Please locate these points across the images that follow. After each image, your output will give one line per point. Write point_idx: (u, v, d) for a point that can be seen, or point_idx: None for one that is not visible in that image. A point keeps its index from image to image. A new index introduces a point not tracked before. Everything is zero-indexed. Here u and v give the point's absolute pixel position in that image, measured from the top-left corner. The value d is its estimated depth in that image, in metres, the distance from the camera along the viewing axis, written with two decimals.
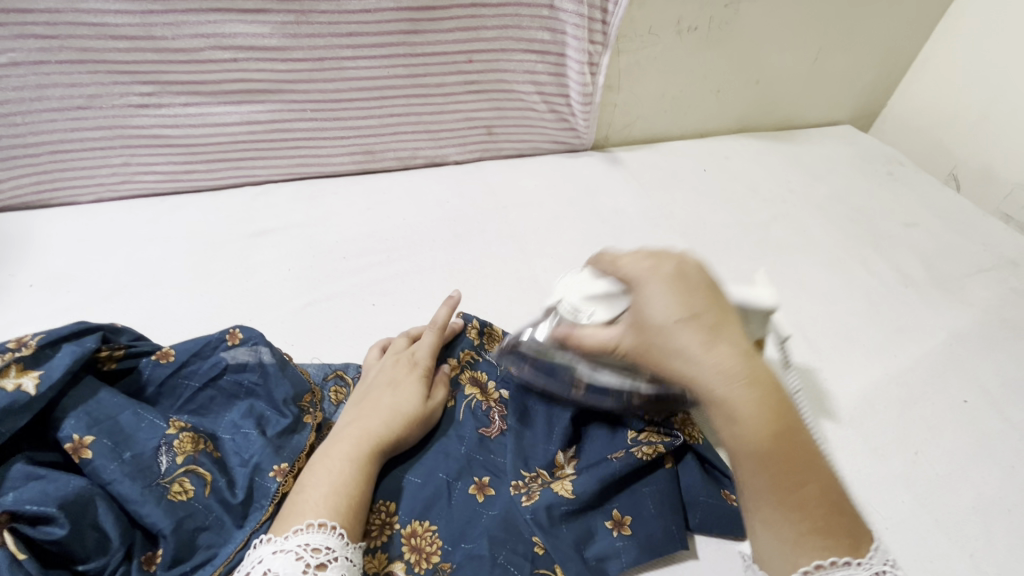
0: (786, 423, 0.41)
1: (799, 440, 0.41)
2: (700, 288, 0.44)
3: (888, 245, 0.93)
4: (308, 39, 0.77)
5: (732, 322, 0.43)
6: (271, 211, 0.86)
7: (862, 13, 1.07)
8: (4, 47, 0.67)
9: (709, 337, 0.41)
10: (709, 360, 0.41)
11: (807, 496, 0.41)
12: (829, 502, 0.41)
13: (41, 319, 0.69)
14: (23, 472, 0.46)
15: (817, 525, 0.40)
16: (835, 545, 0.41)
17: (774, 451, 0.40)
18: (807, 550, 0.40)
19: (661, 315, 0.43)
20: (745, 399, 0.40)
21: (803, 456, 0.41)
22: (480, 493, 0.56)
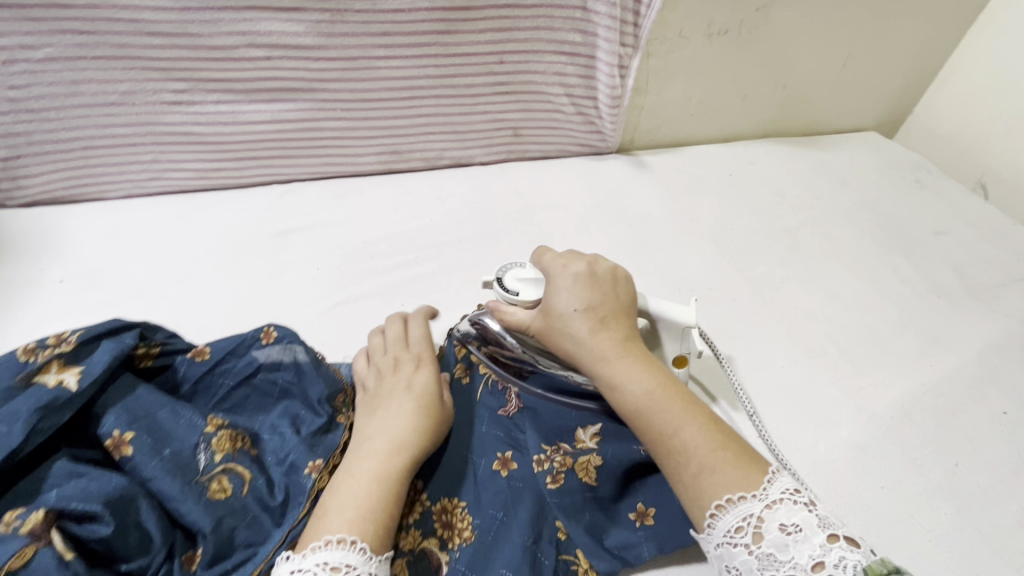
0: (659, 384, 0.52)
1: (672, 396, 0.51)
2: (595, 283, 0.58)
3: (919, 253, 0.93)
4: (342, 39, 0.76)
5: (619, 313, 0.57)
6: (299, 209, 0.86)
7: (892, 19, 1.06)
8: (42, 42, 0.67)
9: (589, 321, 0.55)
10: (591, 340, 0.55)
11: (686, 439, 0.48)
12: (711, 443, 0.48)
13: (72, 314, 0.69)
14: (66, 470, 0.45)
15: (701, 462, 0.47)
16: (725, 480, 0.46)
17: (648, 406, 0.51)
18: (701, 488, 0.47)
19: (561, 306, 0.57)
20: (619, 367, 0.53)
21: (678, 408, 0.50)
22: (503, 468, 0.55)
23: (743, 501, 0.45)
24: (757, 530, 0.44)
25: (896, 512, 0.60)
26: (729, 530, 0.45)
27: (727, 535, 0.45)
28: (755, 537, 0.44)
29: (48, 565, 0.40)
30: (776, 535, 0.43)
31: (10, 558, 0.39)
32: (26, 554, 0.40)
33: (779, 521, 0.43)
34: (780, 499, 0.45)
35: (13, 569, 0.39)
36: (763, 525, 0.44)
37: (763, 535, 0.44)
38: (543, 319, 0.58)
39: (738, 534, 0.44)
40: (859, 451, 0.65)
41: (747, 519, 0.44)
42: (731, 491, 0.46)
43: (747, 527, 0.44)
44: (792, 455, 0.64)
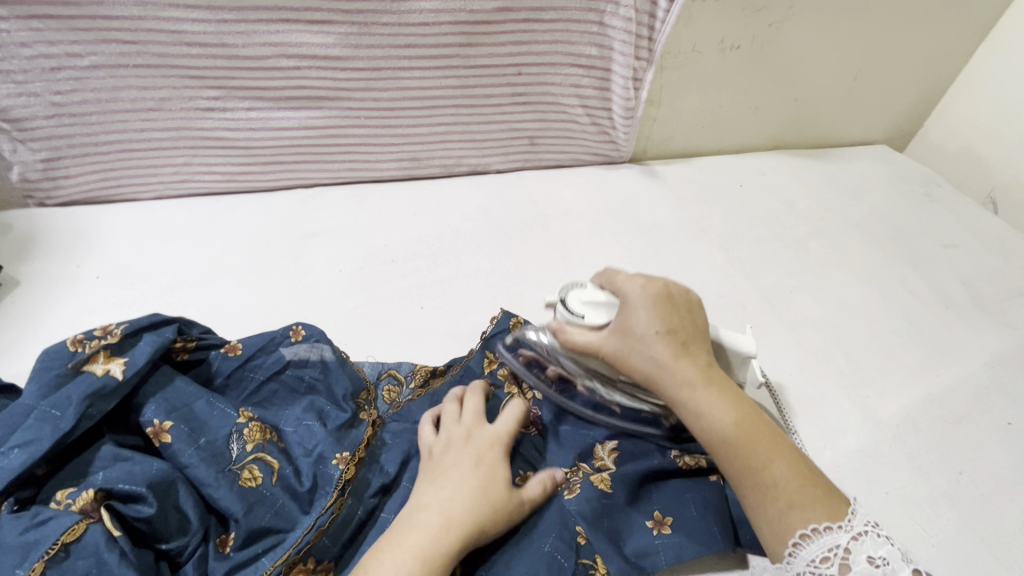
0: (745, 414, 0.51)
1: (758, 427, 0.51)
2: (674, 308, 0.57)
3: (928, 266, 0.94)
4: (368, 50, 0.80)
5: (696, 338, 0.56)
6: (322, 213, 0.89)
7: (903, 35, 1.08)
8: (87, 50, 0.71)
9: (673, 347, 0.54)
10: (676, 365, 0.53)
11: (775, 474, 0.48)
12: (797, 477, 0.48)
13: (107, 309, 0.73)
14: (111, 453, 0.49)
15: (789, 498, 0.47)
16: (814, 517, 0.46)
17: (735, 437, 0.50)
18: (789, 520, 0.46)
19: (643, 328, 0.55)
20: (704, 395, 0.52)
21: (765, 440, 0.50)
22: (523, 479, 0.57)
23: (829, 532, 0.45)
24: (844, 561, 0.44)
25: (899, 516, 0.62)
26: (813, 560, 0.45)
27: (809, 564, 0.45)
28: (841, 568, 0.44)
29: (97, 541, 0.43)
30: (864, 567, 0.43)
31: (64, 533, 0.43)
32: (78, 530, 0.43)
33: (868, 554, 0.44)
34: (865, 531, 0.45)
35: (66, 543, 0.42)
36: (850, 557, 0.44)
37: (850, 566, 0.44)
38: (616, 337, 0.56)
39: (823, 565, 0.44)
40: (865, 458, 0.67)
41: (833, 551, 0.44)
42: (817, 522, 0.45)
43: (833, 559, 0.44)
44: None
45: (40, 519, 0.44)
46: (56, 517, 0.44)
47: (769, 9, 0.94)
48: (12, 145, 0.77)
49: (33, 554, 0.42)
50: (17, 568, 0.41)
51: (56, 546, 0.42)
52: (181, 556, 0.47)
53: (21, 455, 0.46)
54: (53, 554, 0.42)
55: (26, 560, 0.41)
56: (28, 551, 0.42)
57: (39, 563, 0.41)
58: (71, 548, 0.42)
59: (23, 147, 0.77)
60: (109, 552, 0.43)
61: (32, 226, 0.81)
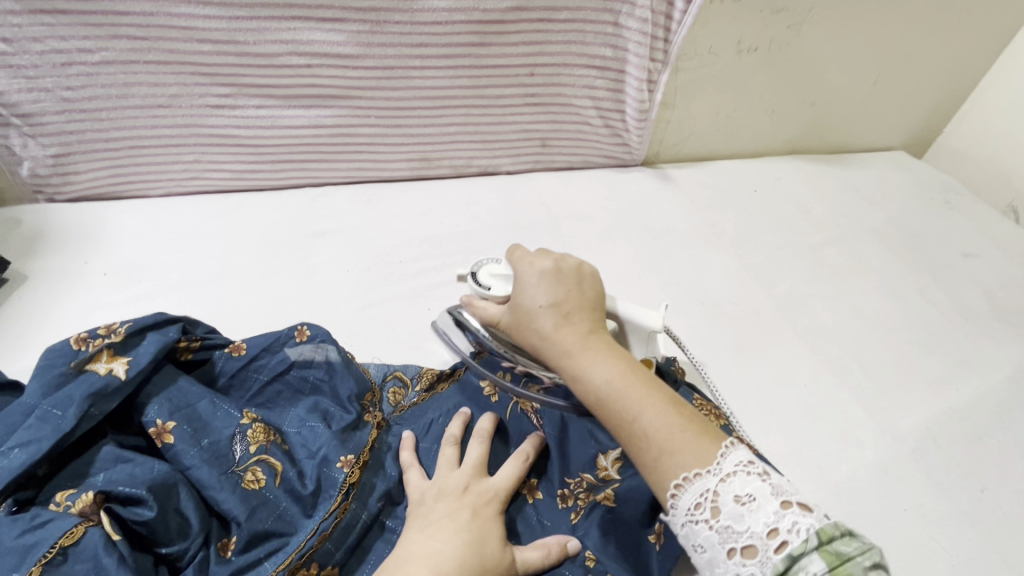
0: (619, 372, 0.50)
1: (631, 381, 0.49)
2: (562, 280, 0.56)
3: (947, 276, 0.92)
4: (380, 48, 0.79)
5: (582, 306, 0.55)
6: (331, 212, 0.88)
7: (924, 39, 1.05)
8: (98, 46, 0.71)
9: (553, 316, 0.54)
10: (557, 333, 0.53)
11: (646, 425, 0.46)
12: (669, 425, 0.46)
13: (113, 306, 0.72)
14: (113, 454, 0.48)
15: (662, 446, 0.45)
16: (683, 462, 0.44)
17: (607, 395, 0.49)
18: (663, 471, 0.45)
19: (529, 303, 0.55)
20: (581, 358, 0.51)
21: (636, 393, 0.48)
22: (529, 495, 0.56)
23: (699, 478, 0.43)
24: (716, 505, 0.42)
25: (918, 535, 0.60)
26: (690, 508, 0.43)
27: (688, 513, 0.43)
28: (714, 512, 0.42)
29: (96, 544, 0.42)
30: (731, 507, 0.41)
31: (62, 537, 0.42)
32: (76, 534, 0.42)
33: (734, 492, 0.42)
34: (734, 471, 0.43)
35: (64, 547, 0.42)
36: (719, 499, 0.42)
37: (721, 509, 0.42)
38: (511, 315, 0.57)
39: (697, 511, 0.43)
40: (882, 473, 0.65)
41: (705, 495, 0.43)
42: (685, 469, 0.44)
43: (704, 504, 0.43)
44: (814, 473, 0.64)
45: (39, 521, 0.43)
46: (55, 518, 0.43)
47: (788, 10, 0.92)
48: (22, 140, 0.77)
49: (30, 557, 0.41)
50: (14, 572, 0.40)
51: (54, 550, 0.41)
52: (181, 560, 0.46)
53: (21, 455, 0.45)
54: (51, 558, 0.41)
55: (23, 564, 0.40)
56: (26, 554, 0.41)
57: (35, 568, 0.40)
58: (69, 552, 0.42)
59: (33, 142, 0.77)
60: (108, 557, 0.42)
61: (41, 221, 0.81)
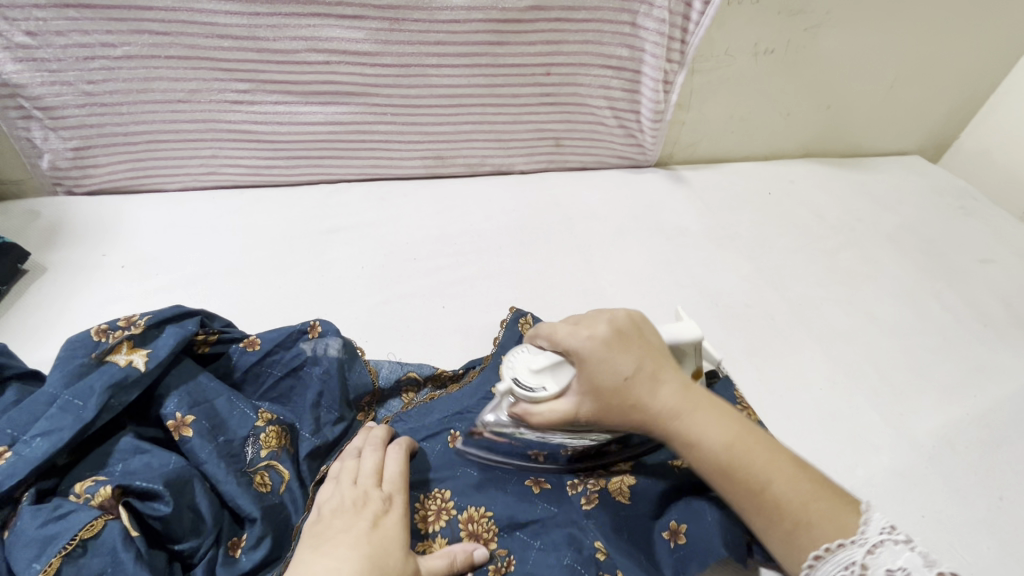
0: (736, 436, 0.48)
1: (749, 448, 0.47)
2: (631, 342, 0.51)
3: (964, 282, 0.91)
4: (398, 46, 0.79)
5: (664, 365, 0.51)
6: (346, 209, 0.88)
7: (942, 43, 1.05)
8: (121, 40, 0.71)
9: (645, 387, 0.49)
10: (656, 404, 0.49)
11: (778, 495, 0.45)
12: (799, 490, 0.46)
13: (131, 299, 0.73)
14: (131, 445, 0.49)
15: (797, 516, 0.45)
16: (823, 533, 0.44)
17: (731, 467, 0.47)
18: (801, 540, 0.44)
19: (610, 380, 0.49)
20: (690, 427, 0.48)
21: (759, 461, 0.47)
22: (536, 485, 0.54)
23: (843, 548, 0.43)
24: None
25: (936, 542, 0.59)
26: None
27: None
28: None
29: (115, 538, 0.42)
30: None
31: (83, 529, 0.42)
32: (96, 526, 0.43)
33: (885, 566, 0.41)
34: (881, 542, 0.42)
35: (83, 539, 0.42)
36: (869, 573, 0.41)
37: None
38: (587, 392, 0.51)
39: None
40: (899, 479, 0.64)
41: (852, 568, 0.42)
42: (828, 539, 0.44)
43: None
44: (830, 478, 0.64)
45: (60, 512, 0.43)
46: (76, 510, 0.43)
47: (806, 13, 0.92)
48: (44, 133, 0.77)
49: (52, 547, 0.41)
50: (36, 561, 0.41)
51: (73, 542, 0.41)
52: (192, 558, 0.46)
53: (43, 444, 0.46)
54: (71, 550, 0.41)
55: (43, 554, 0.41)
56: (48, 543, 0.41)
57: (56, 559, 0.41)
58: (89, 545, 0.42)
59: (54, 135, 0.78)
60: (125, 552, 0.42)
61: (60, 213, 0.81)
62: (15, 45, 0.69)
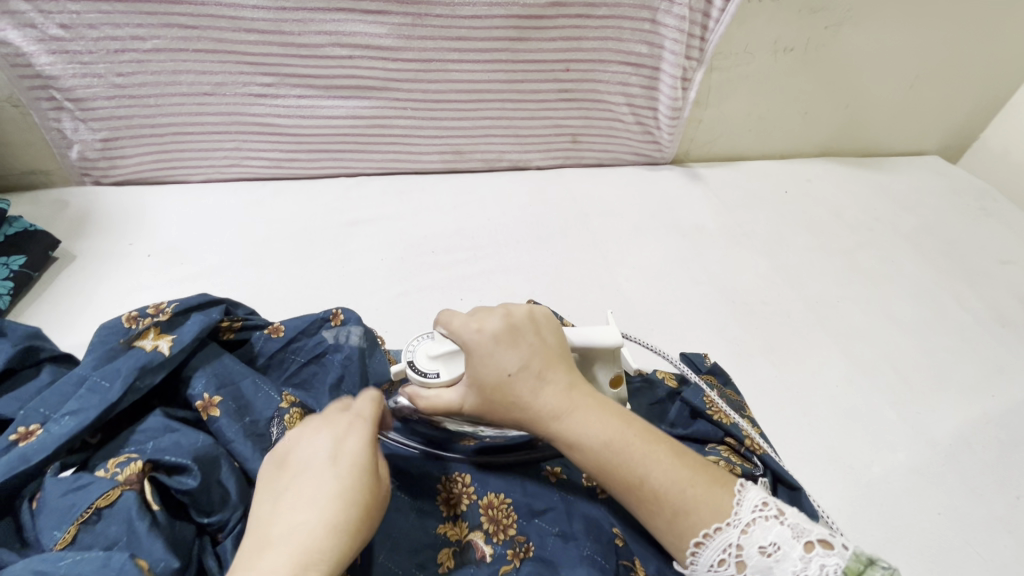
0: (616, 431, 0.47)
1: (628, 439, 0.46)
2: (521, 336, 0.50)
3: (983, 283, 0.90)
4: (420, 41, 0.80)
5: (554, 362, 0.50)
6: (366, 202, 0.89)
7: (964, 42, 1.04)
8: (151, 34, 0.73)
9: (526, 384, 0.48)
10: (536, 400, 0.48)
11: (655, 484, 0.44)
12: (677, 479, 0.44)
13: (157, 287, 0.74)
14: (160, 423, 0.50)
15: (675, 506, 0.44)
16: (700, 520, 0.43)
17: (607, 459, 0.45)
18: (679, 529, 0.44)
19: (494, 375, 0.49)
20: (570, 422, 0.47)
21: (639, 451, 0.46)
22: (552, 476, 0.55)
23: (720, 532, 0.43)
24: (740, 559, 0.42)
25: (953, 539, 0.59)
26: (712, 565, 0.43)
27: (711, 568, 0.43)
28: (739, 567, 0.42)
29: (129, 508, 0.43)
30: (757, 560, 0.41)
31: (99, 498, 0.44)
32: (112, 496, 0.44)
33: (757, 543, 0.42)
34: (752, 520, 0.42)
35: (99, 508, 0.43)
36: (744, 552, 0.42)
37: (746, 562, 0.42)
38: (476, 394, 0.50)
39: (721, 567, 0.42)
40: (915, 476, 0.65)
41: (728, 550, 0.42)
42: (707, 525, 0.43)
43: (728, 559, 0.42)
44: (845, 474, 0.64)
45: (80, 484, 0.44)
46: (96, 481, 0.45)
47: (826, 10, 0.91)
48: (74, 124, 0.79)
49: (71, 515, 0.43)
50: (55, 529, 0.42)
51: (90, 509, 0.43)
52: (220, 532, 0.48)
53: (70, 422, 0.47)
54: (87, 517, 0.43)
55: (63, 522, 0.42)
56: (67, 510, 0.43)
57: (73, 526, 0.42)
58: (104, 513, 0.43)
59: (85, 126, 0.80)
60: (139, 522, 0.43)
61: (89, 203, 0.83)
62: (49, 38, 0.71)
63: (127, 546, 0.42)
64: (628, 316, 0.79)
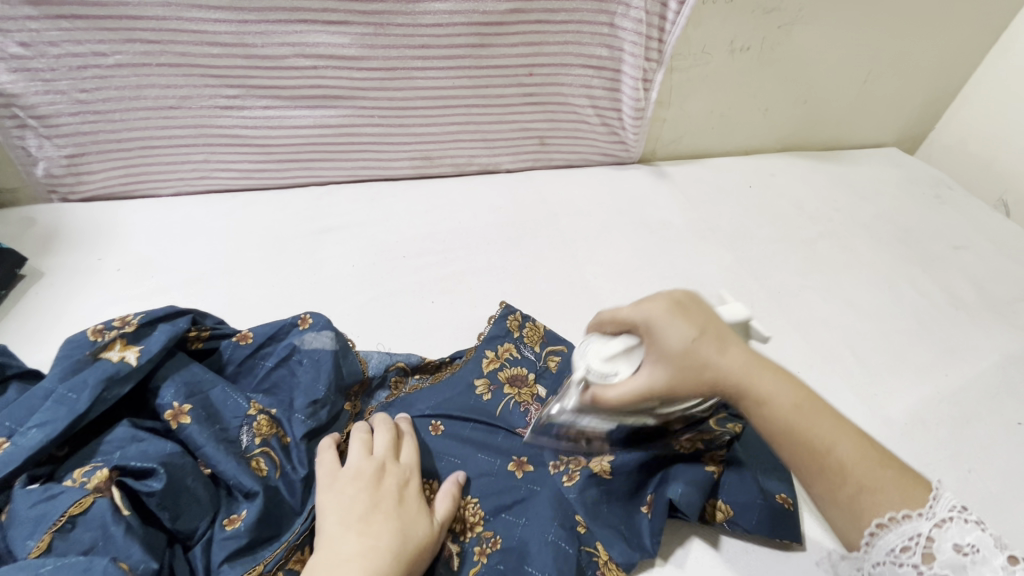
0: (804, 400, 0.46)
1: (816, 409, 0.45)
2: (696, 305, 0.50)
3: (939, 267, 0.94)
4: (383, 50, 0.82)
5: (731, 333, 0.50)
6: (337, 209, 0.91)
7: (913, 38, 1.08)
8: (113, 49, 0.73)
9: (712, 348, 0.47)
10: (722, 363, 0.47)
11: (842, 455, 0.43)
12: (866, 458, 0.43)
13: (129, 299, 0.75)
14: (127, 434, 0.50)
15: (861, 481, 0.42)
16: (890, 500, 0.41)
17: (796, 425, 0.45)
18: (864, 509, 0.42)
19: (680, 340, 0.47)
20: (756, 387, 0.46)
21: (826, 419, 0.45)
22: (519, 470, 0.57)
23: (907, 519, 0.40)
24: (928, 551, 0.38)
25: None
26: (893, 550, 0.39)
27: (889, 555, 0.40)
28: (926, 558, 0.38)
29: (104, 513, 0.44)
30: (950, 555, 0.37)
31: (72, 506, 0.44)
32: (85, 503, 0.44)
33: (953, 541, 0.38)
34: (951, 517, 0.39)
35: (73, 516, 0.44)
36: (934, 546, 0.38)
37: (934, 556, 0.38)
38: (656, 362, 0.48)
39: (904, 555, 0.39)
40: None
41: (915, 540, 0.39)
42: (896, 508, 0.41)
43: (915, 547, 0.39)
44: None
45: (50, 494, 0.45)
46: (66, 490, 0.45)
47: (779, 11, 0.95)
48: (38, 141, 0.79)
49: (43, 525, 0.43)
50: (29, 538, 0.43)
51: (63, 517, 0.43)
52: (191, 539, 0.48)
53: (38, 434, 0.48)
54: (61, 525, 0.43)
55: (36, 531, 0.43)
56: (40, 520, 0.43)
57: (46, 534, 0.43)
58: (78, 520, 0.44)
59: (49, 143, 0.80)
60: (114, 526, 0.44)
61: (57, 220, 0.83)
62: (9, 56, 0.71)
63: (106, 548, 0.43)
64: (596, 312, 0.81)
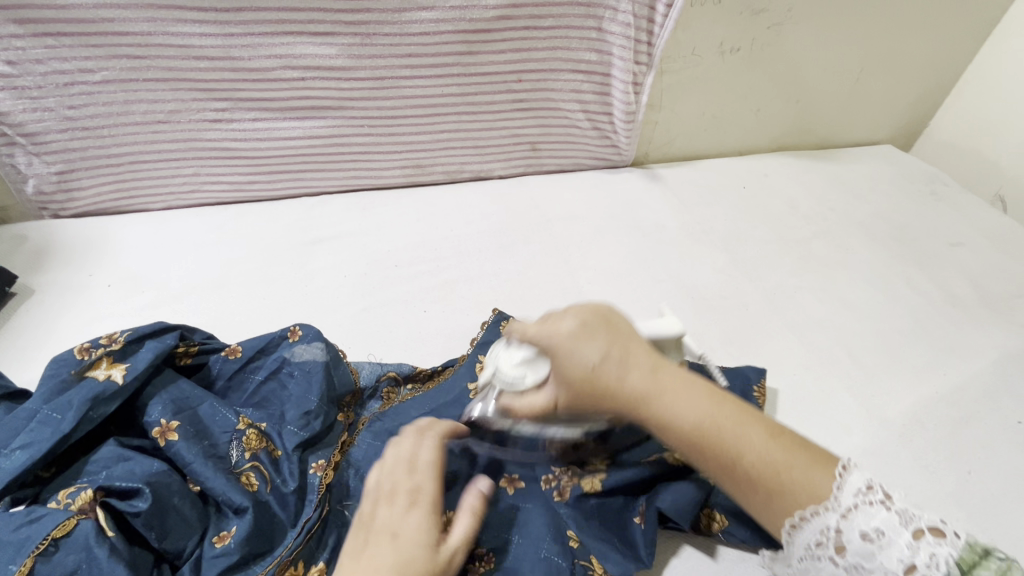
0: (710, 414, 0.47)
1: (721, 423, 0.47)
2: (597, 330, 0.50)
3: (935, 265, 0.93)
4: (371, 60, 0.81)
5: (635, 350, 0.50)
6: (328, 219, 0.90)
7: (904, 35, 1.07)
8: (99, 65, 0.73)
9: (614, 373, 0.49)
10: (625, 388, 0.49)
11: (749, 464, 0.46)
12: (773, 461, 0.45)
13: (119, 315, 0.75)
14: (113, 453, 0.50)
15: (769, 486, 0.45)
16: (796, 500, 0.44)
17: (702, 443, 0.47)
18: (774, 509, 0.45)
19: (582, 369, 0.49)
20: (661, 406, 0.48)
21: (731, 431, 0.46)
22: (509, 486, 0.57)
23: (817, 515, 0.43)
24: (840, 542, 0.42)
25: None
26: (809, 544, 0.44)
27: (807, 549, 0.44)
28: (838, 549, 0.42)
29: (87, 535, 0.44)
30: (859, 545, 0.41)
31: (54, 528, 0.44)
32: (68, 525, 0.44)
33: (861, 528, 0.42)
34: (855, 505, 0.43)
35: (56, 538, 0.43)
36: (843, 536, 0.42)
37: (846, 546, 0.42)
38: (563, 386, 0.51)
39: (820, 548, 0.43)
40: (869, 457, 0.66)
41: (826, 533, 0.43)
42: (800, 507, 0.44)
43: (828, 541, 0.43)
44: None
45: (33, 516, 0.45)
46: (49, 513, 0.45)
47: (767, 11, 0.94)
48: (28, 158, 0.79)
49: (25, 549, 0.42)
50: (10, 563, 0.42)
51: (46, 541, 0.43)
52: (180, 558, 0.48)
53: (22, 456, 0.48)
54: (43, 549, 0.43)
55: (18, 556, 0.42)
56: (22, 544, 0.43)
57: (29, 559, 0.42)
58: (61, 543, 0.43)
59: (38, 160, 0.80)
60: (98, 549, 0.44)
61: (48, 236, 0.83)
62: None
63: (90, 571, 0.43)
64: None
